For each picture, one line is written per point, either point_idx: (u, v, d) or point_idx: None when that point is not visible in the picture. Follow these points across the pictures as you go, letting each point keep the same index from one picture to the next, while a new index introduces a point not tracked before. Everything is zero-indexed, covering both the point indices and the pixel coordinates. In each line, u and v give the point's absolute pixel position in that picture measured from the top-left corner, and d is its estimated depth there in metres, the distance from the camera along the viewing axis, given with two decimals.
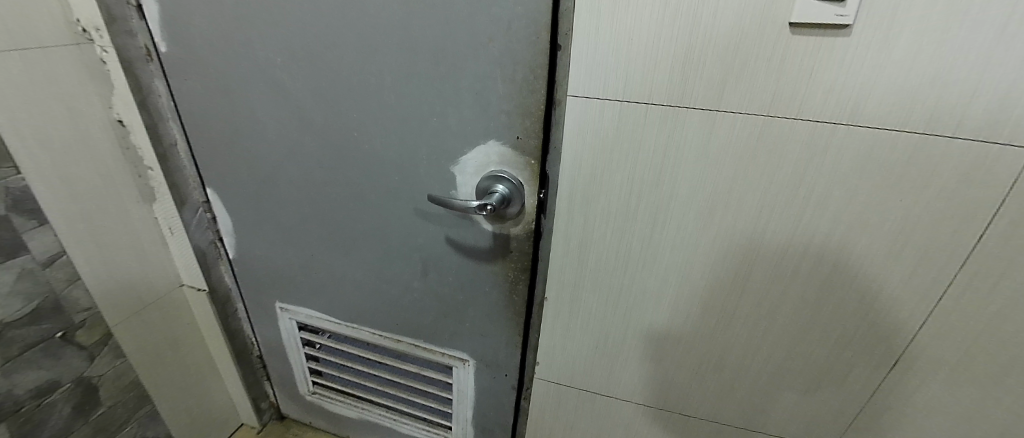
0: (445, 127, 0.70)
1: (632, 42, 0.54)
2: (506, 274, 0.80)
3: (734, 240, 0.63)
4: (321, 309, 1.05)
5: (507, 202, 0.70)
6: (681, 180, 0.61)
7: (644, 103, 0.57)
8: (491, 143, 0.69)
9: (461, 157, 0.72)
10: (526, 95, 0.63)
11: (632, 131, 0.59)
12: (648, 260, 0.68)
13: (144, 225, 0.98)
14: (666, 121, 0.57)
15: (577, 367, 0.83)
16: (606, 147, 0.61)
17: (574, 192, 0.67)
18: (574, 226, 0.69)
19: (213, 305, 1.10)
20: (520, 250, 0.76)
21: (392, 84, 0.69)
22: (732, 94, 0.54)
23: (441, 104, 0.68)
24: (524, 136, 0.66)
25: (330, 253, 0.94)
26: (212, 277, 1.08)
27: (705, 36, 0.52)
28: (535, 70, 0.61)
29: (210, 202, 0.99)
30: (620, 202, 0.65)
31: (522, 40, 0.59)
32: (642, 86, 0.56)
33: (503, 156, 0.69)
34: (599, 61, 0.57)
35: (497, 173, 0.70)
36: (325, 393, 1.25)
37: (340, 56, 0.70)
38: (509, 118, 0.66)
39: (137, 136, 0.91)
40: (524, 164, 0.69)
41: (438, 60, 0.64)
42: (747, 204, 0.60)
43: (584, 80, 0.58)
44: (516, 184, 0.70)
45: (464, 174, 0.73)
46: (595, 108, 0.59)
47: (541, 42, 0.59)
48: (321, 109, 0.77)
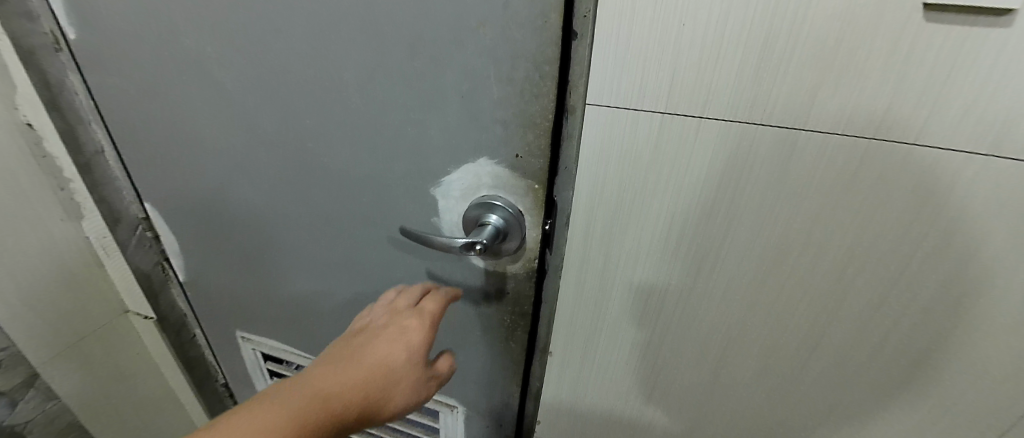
0: (422, 139, 0.54)
1: (683, 31, 0.38)
2: (501, 317, 0.65)
3: (801, 293, 0.49)
4: (287, 342, 0.90)
5: (504, 236, 0.55)
6: (737, 222, 0.46)
7: (695, 117, 0.41)
8: (482, 161, 0.52)
9: (444, 176, 0.55)
10: (528, 101, 0.47)
11: (675, 158, 0.44)
12: (687, 313, 0.55)
13: (72, 247, 0.82)
14: (724, 144, 0.42)
15: (588, 415, 0.72)
16: (640, 177, 0.46)
17: (592, 227, 0.52)
18: (591, 267, 0.56)
19: (164, 333, 0.96)
20: (519, 291, 0.61)
21: (353, 83, 0.53)
22: (825, 106, 0.38)
23: (417, 110, 0.52)
24: (525, 155, 0.50)
25: (294, 282, 0.79)
26: (162, 302, 0.93)
27: (794, 23, 0.35)
28: (541, 67, 0.44)
29: (150, 218, 0.83)
30: (653, 244, 0.51)
31: (523, 25, 0.43)
32: (694, 94, 0.40)
33: (498, 179, 0.53)
34: (632, 59, 0.40)
35: (489, 199, 0.54)
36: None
37: (285, 46, 0.53)
38: (506, 130, 0.49)
39: (51, 143, 0.74)
40: (525, 188, 0.53)
41: (411, 52, 0.48)
42: (823, 250, 0.45)
43: (608, 83, 0.43)
44: (514, 213, 0.54)
45: (448, 198, 0.57)
46: (626, 123, 0.44)
47: (550, 28, 0.42)
48: (269, 112, 0.60)
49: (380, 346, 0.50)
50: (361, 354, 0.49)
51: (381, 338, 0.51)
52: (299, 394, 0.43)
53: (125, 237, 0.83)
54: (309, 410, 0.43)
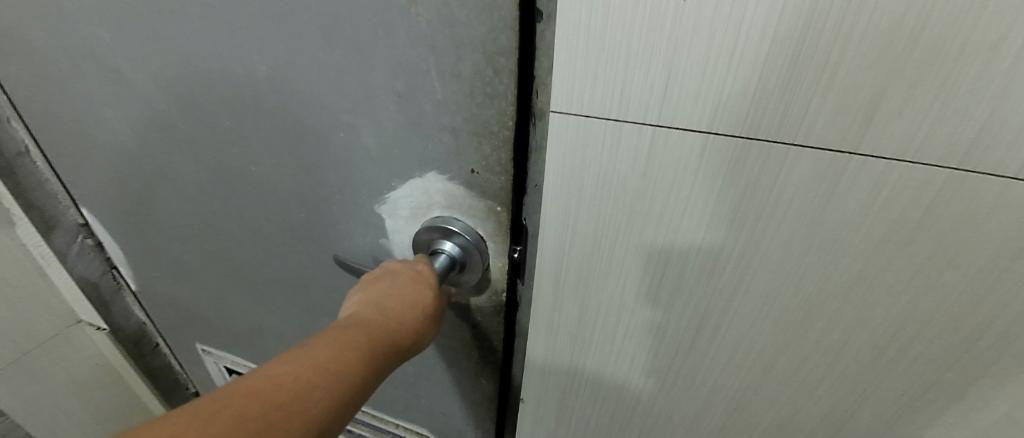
0: (357, 148, 0.43)
1: (685, 12, 0.26)
2: (468, 350, 0.55)
3: (833, 355, 0.37)
4: (246, 358, 0.82)
5: (462, 266, 0.46)
6: (754, 268, 0.35)
7: (700, 134, 0.30)
8: (430, 176, 0.42)
9: (389, 193, 0.45)
10: (480, 104, 0.35)
11: (674, 188, 0.33)
12: (686, 371, 0.44)
13: (6, 255, 0.74)
14: (740, 171, 0.31)
15: None
16: (626, 211, 0.35)
17: (566, 263, 0.41)
18: (567, 309, 0.45)
19: (123, 344, 0.89)
20: (487, 327, 0.51)
21: (270, 78, 0.42)
22: (887, 120, 0.26)
23: (348, 111, 0.41)
24: (483, 170, 0.39)
25: (241, 297, 0.70)
26: (116, 313, 0.85)
27: (851, 2, 0.23)
28: (494, 59, 0.32)
29: (90, 225, 0.74)
30: (644, 291, 0.40)
31: (467, 0, 0.31)
32: (699, 102, 0.29)
33: (452, 198, 0.42)
34: (614, 52, 0.29)
35: (444, 221, 0.44)
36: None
37: (189, 30, 0.43)
38: (456, 140, 0.38)
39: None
40: (484, 210, 0.42)
41: (332, 39, 0.37)
42: (867, 306, 0.34)
43: (580, 86, 0.31)
44: (473, 241, 0.44)
45: (397, 216, 0.47)
46: (606, 140, 0.33)
47: (504, 5, 0.30)
48: (185, 110, 0.50)
49: (413, 285, 0.42)
50: (398, 292, 0.42)
51: (405, 280, 0.42)
52: (356, 330, 0.37)
53: (63, 245, 0.75)
54: (362, 352, 0.36)
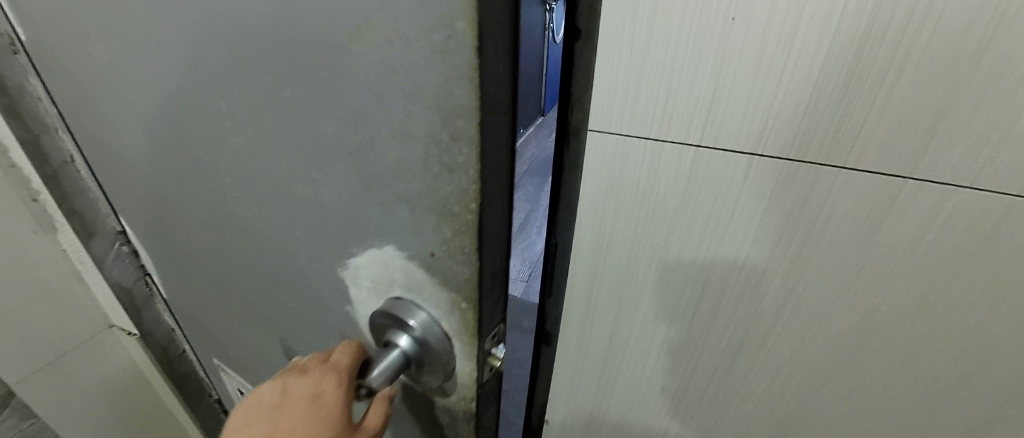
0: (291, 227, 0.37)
1: (733, 32, 0.26)
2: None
3: (868, 388, 0.36)
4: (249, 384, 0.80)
5: (418, 364, 0.35)
6: (799, 295, 0.34)
7: (745, 153, 0.29)
8: (383, 248, 0.32)
9: (350, 255, 0.34)
10: (435, 174, 0.25)
11: (715, 209, 0.32)
12: (714, 398, 0.43)
13: (46, 264, 0.72)
14: (790, 191, 0.30)
15: None
16: (664, 231, 0.35)
17: (598, 284, 0.40)
18: (597, 330, 0.43)
19: (152, 350, 0.88)
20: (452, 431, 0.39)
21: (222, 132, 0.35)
22: (945, 145, 0.25)
23: (298, 184, 0.33)
24: (441, 252, 0.28)
25: (230, 334, 0.66)
26: (146, 319, 0.85)
27: (909, 23, 0.23)
28: (452, 123, 0.22)
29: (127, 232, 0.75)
30: (680, 315, 0.39)
31: (412, 47, 0.21)
32: (744, 122, 0.28)
33: (410, 276, 0.31)
34: (658, 71, 0.28)
35: (401, 310, 0.33)
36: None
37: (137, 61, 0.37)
38: (412, 213, 0.28)
39: (15, 152, 0.63)
40: (447, 301, 0.31)
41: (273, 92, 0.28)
42: (908, 341, 0.33)
43: (621, 104, 0.31)
44: (432, 341, 0.33)
45: (358, 287, 0.35)
46: (647, 159, 0.32)
47: (460, 50, 0.19)
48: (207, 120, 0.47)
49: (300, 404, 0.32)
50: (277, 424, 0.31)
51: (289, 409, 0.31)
52: None
53: (100, 252, 0.75)
54: None
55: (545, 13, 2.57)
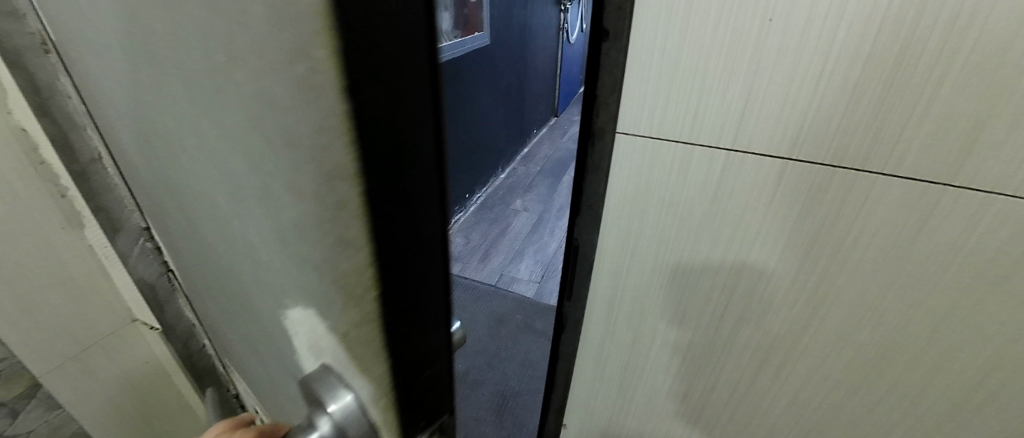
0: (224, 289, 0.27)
1: (772, 33, 0.25)
2: None
3: (897, 403, 0.35)
4: None
5: None
6: (830, 304, 0.33)
7: (778, 157, 0.29)
8: (298, 312, 0.16)
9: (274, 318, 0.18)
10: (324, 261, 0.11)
11: (746, 213, 0.31)
12: (735, 407, 0.42)
13: None
14: (824, 198, 0.29)
15: None
16: (691, 237, 0.34)
17: (620, 288, 0.39)
18: (617, 336, 0.43)
19: None
20: None
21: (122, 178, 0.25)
22: (990, 155, 0.24)
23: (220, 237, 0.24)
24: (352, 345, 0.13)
25: None
26: None
27: (953, 27, 0.22)
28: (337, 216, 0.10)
29: None
30: (704, 324, 0.38)
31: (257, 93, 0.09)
32: (779, 126, 0.28)
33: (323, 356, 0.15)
34: (691, 73, 0.28)
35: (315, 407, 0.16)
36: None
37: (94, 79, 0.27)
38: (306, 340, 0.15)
39: None
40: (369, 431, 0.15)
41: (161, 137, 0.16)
42: (943, 357, 0.31)
43: (650, 107, 0.30)
44: None
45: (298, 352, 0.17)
46: (676, 164, 0.31)
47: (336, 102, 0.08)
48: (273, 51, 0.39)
49: None
50: None
51: None
52: None
53: None
54: None
55: (560, 12, 2.56)
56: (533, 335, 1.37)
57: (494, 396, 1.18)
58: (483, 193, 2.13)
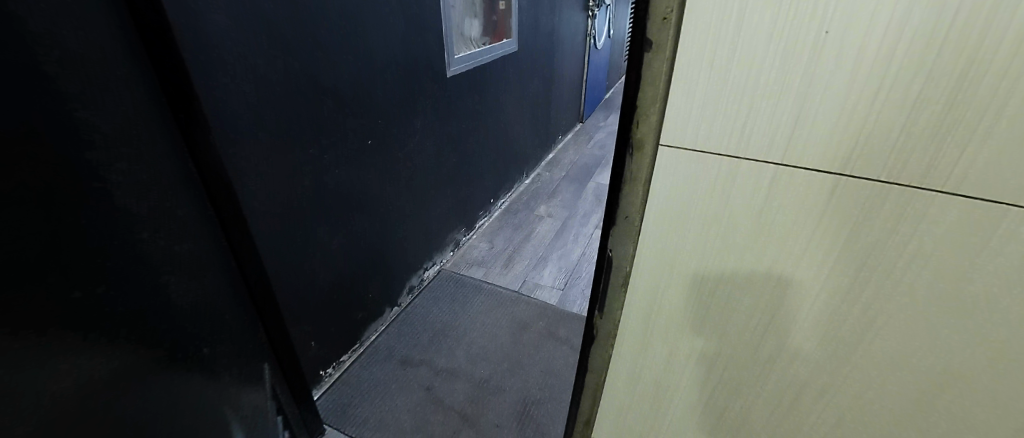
0: None
1: (826, 47, 0.25)
2: None
3: (950, 430, 0.33)
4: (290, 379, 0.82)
5: None
6: (879, 327, 0.31)
7: (830, 173, 0.28)
8: None
9: None
10: None
11: (793, 230, 0.31)
12: (775, 430, 0.40)
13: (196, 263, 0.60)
14: (879, 218, 0.28)
15: None
16: (733, 252, 0.33)
17: (657, 303, 0.39)
18: (651, 349, 0.42)
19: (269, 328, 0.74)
20: None
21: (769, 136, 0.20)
22: None
23: None
24: None
25: None
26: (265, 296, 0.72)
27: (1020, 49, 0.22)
28: None
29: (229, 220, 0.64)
30: (743, 342, 0.37)
31: None
32: (835, 139, 0.27)
33: None
34: (742, 85, 0.27)
35: None
36: (323, 388, 1.18)
37: None
38: None
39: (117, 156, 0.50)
40: None
41: None
42: (1001, 383, 0.30)
43: (696, 121, 0.30)
44: None
45: None
46: (721, 178, 0.31)
47: None
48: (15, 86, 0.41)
49: None
50: None
51: None
52: None
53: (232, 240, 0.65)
54: None
55: (588, 19, 2.57)
56: (556, 343, 1.35)
57: (515, 403, 1.17)
58: (507, 199, 2.13)
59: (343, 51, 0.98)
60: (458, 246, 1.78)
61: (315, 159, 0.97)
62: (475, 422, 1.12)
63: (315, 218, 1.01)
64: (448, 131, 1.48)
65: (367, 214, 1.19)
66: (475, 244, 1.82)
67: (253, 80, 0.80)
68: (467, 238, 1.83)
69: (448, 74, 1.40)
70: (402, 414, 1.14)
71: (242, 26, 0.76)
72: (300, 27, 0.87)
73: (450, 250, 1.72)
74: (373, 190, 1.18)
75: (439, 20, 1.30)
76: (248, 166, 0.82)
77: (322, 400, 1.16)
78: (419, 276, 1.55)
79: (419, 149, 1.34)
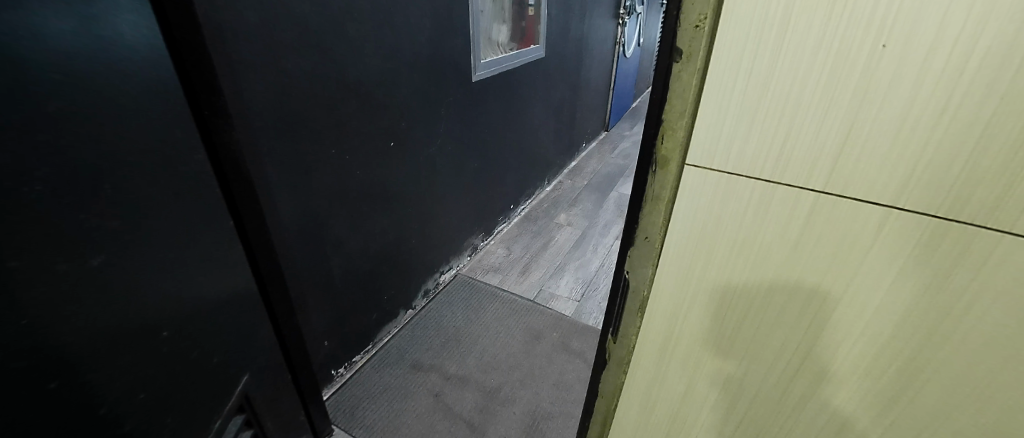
0: None
1: (883, 62, 0.22)
2: None
3: None
4: (300, 380, 0.81)
5: None
6: (925, 378, 0.28)
7: (880, 204, 0.25)
8: None
9: None
10: None
11: (833, 265, 0.27)
12: None
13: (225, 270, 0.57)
14: (929, 258, 0.25)
15: None
16: (762, 286, 0.30)
17: (675, 334, 0.36)
18: (668, 383, 0.39)
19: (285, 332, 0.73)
20: None
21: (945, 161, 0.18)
22: None
23: None
24: None
25: None
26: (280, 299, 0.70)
27: None
28: None
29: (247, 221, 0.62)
30: (770, 382, 0.33)
31: None
32: (886, 169, 0.24)
33: None
34: (781, 104, 0.25)
35: None
36: (333, 387, 1.18)
37: None
38: None
39: (171, 158, 0.48)
40: None
41: None
42: None
43: (728, 141, 0.27)
44: None
45: None
46: (752, 203, 0.28)
47: None
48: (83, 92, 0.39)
49: None
50: None
51: None
52: None
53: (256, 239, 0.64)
54: None
55: (617, 27, 2.53)
56: (569, 357, 1.32)
57: (524, 416, 1.15)
58: (527, 206, 2.12)
59: (370, 52, 0.98)
60: (475, 251, 1.76)
61: (336, 159, 0.97)
62: (482, 432, 1.10)
63: (333, 218, 1.01)
64: (471, 136, 1.47)
65: (386, 215, 1.18)
66: (493, 250, 1.80)
67: (277, 78, 0.80)
68: (484, 243, 1.82)
69: (473, 80, 1.39)
70: (409, 419, 1.12)
71: (271, 27, 0.77)
72: (330, 28, 0.87)
73: (467, 255, 1.71)
74: (393, 192, 1.18)
75: (467, 25, 1.29)
76: (268, 164, 0.83)
77: (331, 399, 1.16)
78: (435, 279, 1.55)
79: (440, 152, 1.33)
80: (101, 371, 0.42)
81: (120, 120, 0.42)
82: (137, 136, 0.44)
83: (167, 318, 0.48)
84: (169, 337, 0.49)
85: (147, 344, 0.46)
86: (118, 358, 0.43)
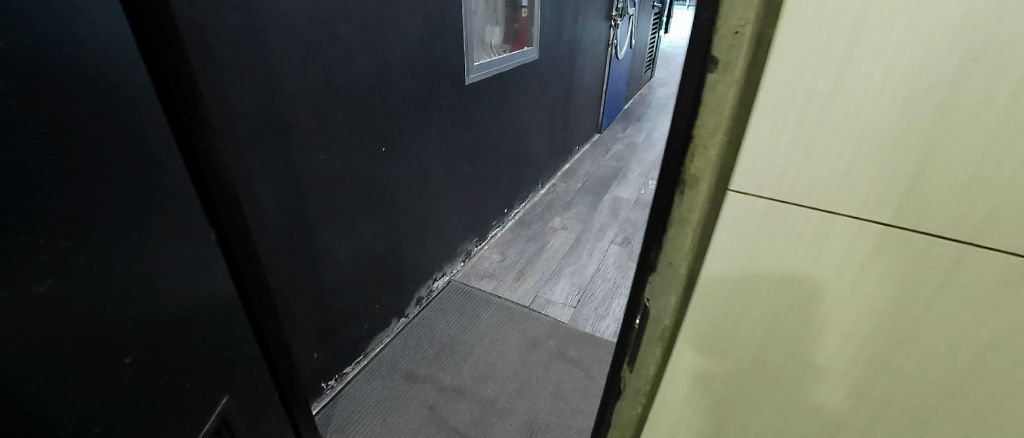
0: None
1: (972, 80, 0.19)
2: None
3: None
4: (288, 399, 0.77)
5: None
6: (996, 425, 0.25)
7: (959, 239, 0.22)
8: None
9: None
10: None
11: (899, 306, 0.24)
12: None
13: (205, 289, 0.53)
14: (968, 294, 0.22)
15: None
16: (813, 327, 0.27)
17: (707, 373, 0.32)
18: (697, 424, 0.35)
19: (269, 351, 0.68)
20: None
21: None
22: None
23: None
24: None
25: None
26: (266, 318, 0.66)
27: None
28: None
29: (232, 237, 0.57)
30: (814, 426, 0.30)
31: None
32: (968, 200, 0.21)
33: None
34: (849, 126, 0.21)
35: None
36: (322, 401, 1.13)
37: None
38: None
39: (142, 170, 0.43)
40: None
41: None
42: None
43: (783, 166, 0.23)
44: None
45: None
46: (807, 235, 0.24)
47: None
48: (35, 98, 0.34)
49: None
50: None
51: None
52: None
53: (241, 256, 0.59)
54: None
55: (610, 28, 2.51)
56: (566, 365, 1.29)
57: (522, 427, 1.11)
58: (521, 209, 2.08)
59: (360, 54, 0.94)
60: (468, 256, 1.72)
61: (325, 165, 0.93)
62: None
63: (322, 226, 0.97)
64: (464, 139, 1.43)
65: (377, 221, 1.14)
66: (486, 255, 1.77)
67: (263, 81, 0.76)
68: (478, 248, 1.78)
69: (466, 82, 1.35)
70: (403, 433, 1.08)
71: (256, 27, 0.72)
72: (318, 29, 0.83)
73: (461, 260, 1.67)
74: (384, 198, 1.14)
75: (460, 25, 1.26)
76: (253, 171, 0.78)
77: (320, 414, 1.11)
78: (428, 286, 1.50)
79: (433, 156, 1.30)
80: (43, 405, 0.37)
81: (82, 130, 0.38)
82: (104, 147, 0.40)
83: (133, 343, 0.44)
84: (137, 363, 0.45)
85: (107, 372, 0.42)
86: (69, 388, 0.39)
